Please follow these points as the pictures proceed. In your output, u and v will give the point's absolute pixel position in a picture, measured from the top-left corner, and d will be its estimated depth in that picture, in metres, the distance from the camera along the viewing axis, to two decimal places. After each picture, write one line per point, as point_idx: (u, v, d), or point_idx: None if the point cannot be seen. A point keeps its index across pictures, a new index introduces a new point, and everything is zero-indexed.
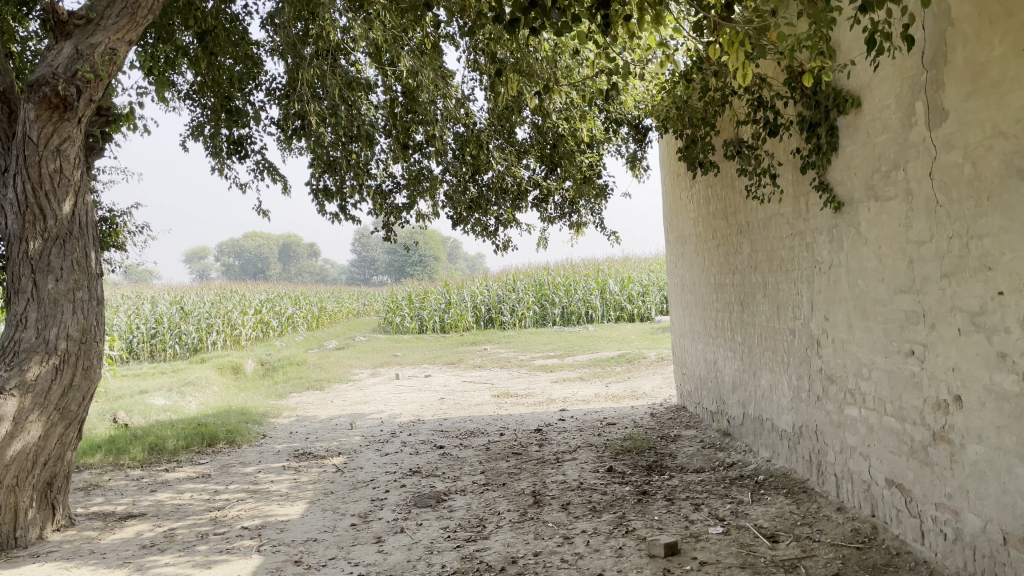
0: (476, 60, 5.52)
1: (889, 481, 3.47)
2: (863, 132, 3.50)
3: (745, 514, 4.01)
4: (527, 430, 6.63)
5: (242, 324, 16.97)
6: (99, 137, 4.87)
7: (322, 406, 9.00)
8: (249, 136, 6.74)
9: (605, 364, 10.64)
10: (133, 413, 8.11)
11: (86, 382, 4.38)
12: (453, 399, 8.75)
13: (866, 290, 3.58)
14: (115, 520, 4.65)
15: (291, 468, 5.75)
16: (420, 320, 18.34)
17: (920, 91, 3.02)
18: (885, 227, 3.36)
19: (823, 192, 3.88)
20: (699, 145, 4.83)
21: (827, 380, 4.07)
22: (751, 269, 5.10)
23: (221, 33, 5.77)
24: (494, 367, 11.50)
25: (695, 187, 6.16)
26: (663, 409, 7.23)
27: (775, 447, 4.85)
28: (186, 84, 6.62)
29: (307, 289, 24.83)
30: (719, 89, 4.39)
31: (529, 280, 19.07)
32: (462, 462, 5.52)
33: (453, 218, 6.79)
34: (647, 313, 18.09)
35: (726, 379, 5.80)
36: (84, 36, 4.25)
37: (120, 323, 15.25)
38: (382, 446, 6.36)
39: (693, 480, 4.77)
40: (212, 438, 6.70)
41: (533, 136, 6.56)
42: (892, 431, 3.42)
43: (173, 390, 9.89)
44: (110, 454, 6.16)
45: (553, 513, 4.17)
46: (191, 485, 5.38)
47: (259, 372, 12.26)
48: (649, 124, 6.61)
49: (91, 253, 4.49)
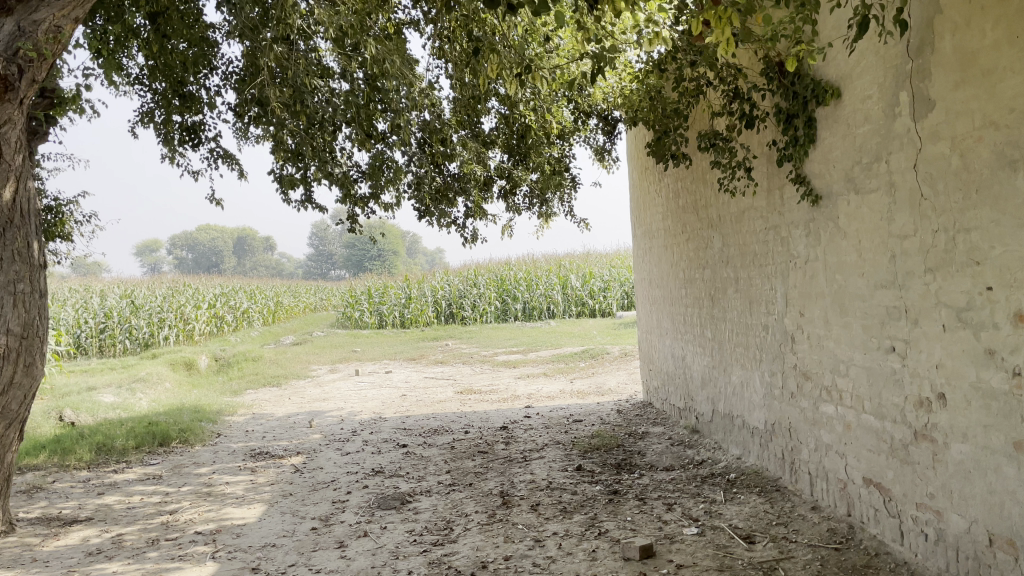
0: (442, 48, 5.36)
1: (866, 481, 3.41)
2: (843, 124, 3.42)
3: (719, 514, 3.93)
4: (493, 427, 6.50)
5: (195, 319, 16.54)
6: (43, 120, 4.61)
7: (280, 404, 8.75)
8: (203, 123, 6.49)
9: (568, 360, 10.55)
10: (80, 410, 7.78)
11: (29, 379, 4.14)
12: (415, 396, 8.58)
13: (844, 285, 3.50)
14: (59, 526, 4.39)
15: (248, 468, 5.53)
16: (380, 315, 18.06)
17: (904, 80, 2.95)
18: (865, 221, 3.29)
19: (800, 185, 3.80)
20: (670, 137, 4.75)
21: (801, 376, 4.00)
22: (721, 263, 5.03)
23: (174, 14, 5.52)
24: (456, 363, 11.34)
25: (664, 181, 6.08)
26: (629, 405, 7.15)
27: (745, 445, 4.78)
28: (138, 68, 6.34)
29: (263, 284, 24.36)
30: (693, 79, 4.31)
31: (490, 275, 18.93)
32: (427, 462, 5.36)
33: (418, 210, 6.63)
34: (609, 308, 18.08)
35: (695, 376, 5.73)
36: (26, 12, 3.94)
37: (68, 317, 14.74)
38: (343, 445, 6.17)
39: (663, 479, 4.67)
40: (164, 437, 6.45)
41: (500, 126, 6.43)
42: (870, 428, 3.35)
43: (123, 387, 9.55)
44: (56, 454, 5.87)
45: (523, 514, 4.04)
46: (141, 487, 5.14)
47: (213, 369, 11.93)
48: (618, 116, 6.52)
49: (33, 244, 4.26)
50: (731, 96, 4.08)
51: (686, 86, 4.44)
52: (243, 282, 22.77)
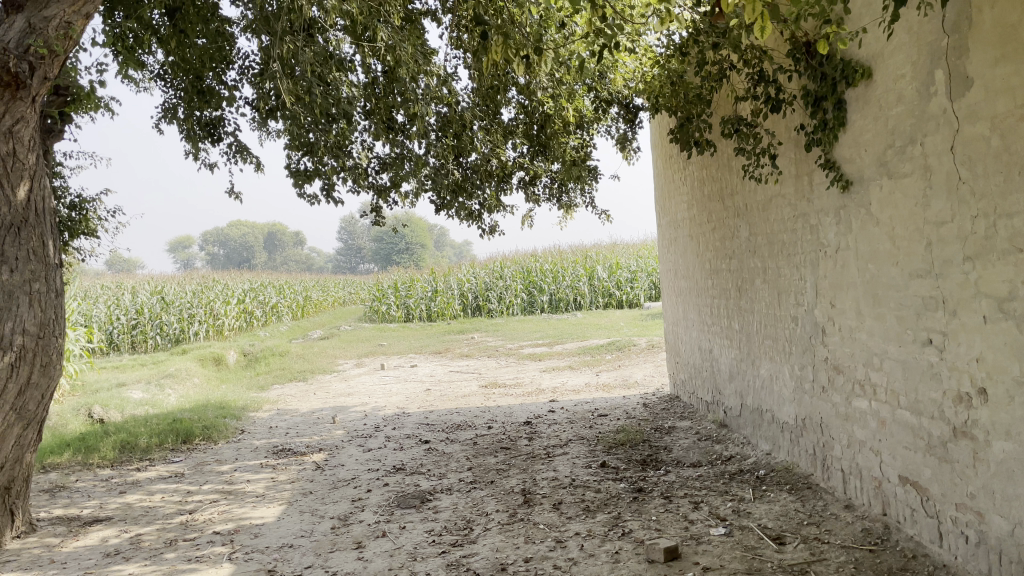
0: (460, 38, 5.28)
1: (902, 479, 3.25)
2: (874, 105, 3.25)
3: (747, 513, 3.79)
4: (516, 422, 6.40)
5: (224, 314, 16.64)
6: (58, 118, 4.58)
7: (305, 399, 8.73)
8: (222, 118, 6.45)
9: (594, 352, 10.42)
10: (109, 407, 7.81)
11: (46, 379, 4.10)
12: (439, 390, 8.51)
13: (877, 275, 3.34)
14: (79, 526, 4.37)
15: (269, 466, 5.49)
16: (406, 308, 18.04)
17: (939, 58, 2.78)
18: (899, 206, 3.13)
19: (830, 170, 3.64)
20: (693, 123, 4.58)
21: (833, 370, 3.84)
22: (749, 252, 4.87)
23: (190, 9, 5.49)
24: (481, 357, 11.26)
25: (689, 169, 5.92)
26: (655, 398, 7.02)
27: (775, 440, 4.63)
28: (158, 64, 6.32)
29: (291, 277, 24.48)
30: (716, 62, 4.15)
31: (517, 266, 18.81)
32: (449, 458, 5.27)
33: (438, 203, 6.55)
34: (637, 299, 17.89)
35: (723, 368, 5.57)
36: (37, 9, 3.89)
37: (100, 314, 14.89)
38: (365, 441, 6.11)
39: (690, 476, 4.54)
40: (188, 434, 6.45)
41: (519, 116, 6.32)
42: (906, 424, 3.20)
43: (151, 384, 9.60)
44: (79, 453, 5.87)
45: (545, 514, 3.93)
46: (163, 486, 5.12)
47: (241, 363, 11.98)
48: (640, 103, 6.36)
49: (48, 242, 4.20)
50: (757, 79, 3.92)
51: (710, 70, 4.28)
52: (273, 277, 22.90)
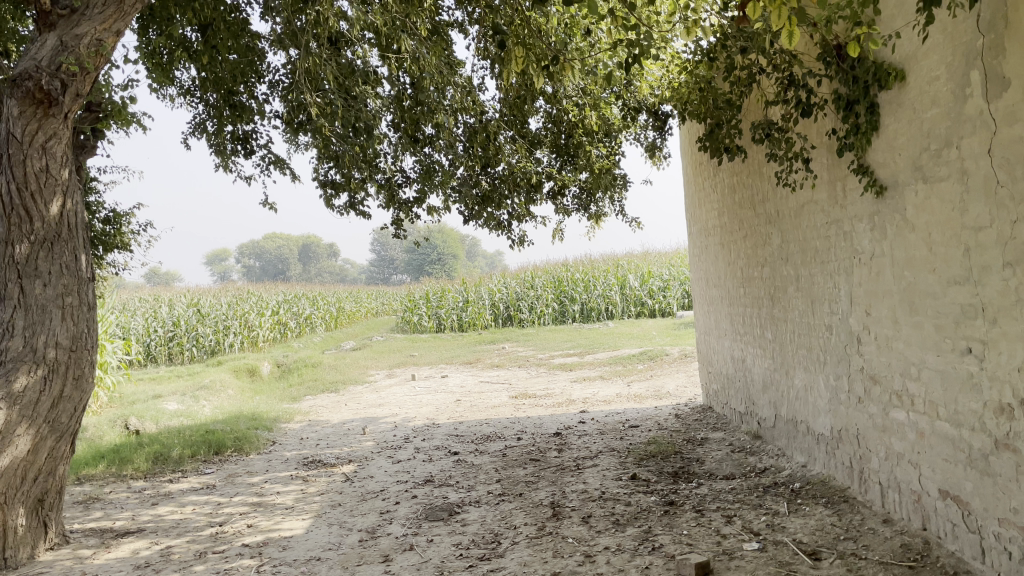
0: (486, 49, 5.29)
1: (942, 492, 3.15)
2: (908, 108, 3.17)
3: (781, 527, 3.70)
4: (546, 433, 6.35)
5: (258, 326, 16.78)
6: (91, 134, 4.65)
7: (336, 410, 8.76)
8: (254, 132, 6.51)
9: (626, 362, 10.33)
10: (144, 418, 7.90)
11: (78, 393, 4.13)
12: (469, 401, 8.49)
13: (914, 283, 3.25)
14: (112, 537, 4.41)
15: (299, 478, 5.50)
16: (438, 319, 18.08)
17: (975, 58, 2.70)
18: (935, 212, 3.04)
19: (863, 176, 3.55)
20: (722, 130, 4.50)
21: (869, 380, 3.74)
22: (781, 260, 4.77)
23: (220, 25, 5.55)
24: (512, 367, 11.23)
25: (720, 176, 5.83)
26: (687, 409, 6.92)
27: (811, 453, 4.53)
28: (189, 79, 6.39)
29: (324, 289, 24.69)
30: (745, 68, 4.07)
31: (548, 276, 18.76)
32: (478, 470, 5.23)
33: (466, 214, 6.54)
34: (669, 309, 17.74)
35: (756, 379, 5.47)
36: (69, 27, 3.96)
37: (138, 326, 15.11)
38: (395, 452, 6.10)
39: (723, 489, 4.45)
40: (220, 445, 6.49)
41: (547, 125, 6.31)
42: (945, 436, 3.10)
43: (186, 395, 9.70)
44: (114, 464, 5.93)
45: (574, 527, 3.88)
46: (195, 498, 5.15)
47: (275, 374, 12.07)
48: (669, 111, 6.30)
49: (81, 256, 4.24)
50: (787, 84, 3.83)
51: (738, 76, 4.20)
52: (307, 289, 23.10)
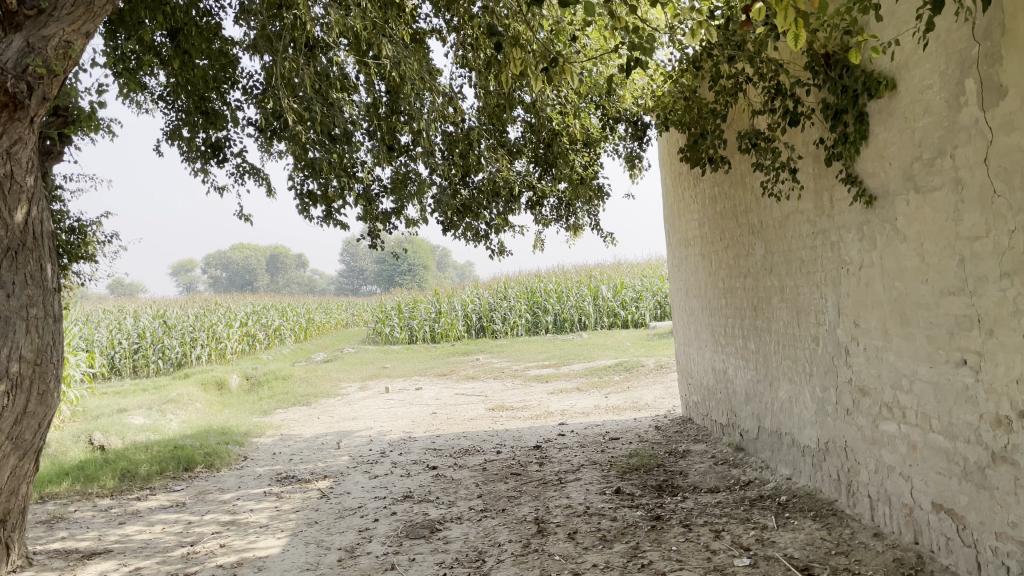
0: (466, 56, 5.22)
1: (936, 506, 3.10)
2: (899, 117, 3.15)
3: (771, 542, 3.64)
4: (525, 446, 6.26)
5: (227, 337, 16.49)
6: (57, 139, 4.50)
7: (309, 423, 8.58)
8: (227, 140, 6.34)
9: (602, 373, 10.28)
10: (110, 433, 7.67)
11: (43, 408, 3.96)
12: (445, 414, 8.36)
13: (905, 293, 3.22)
14: (77, 559, 4.22)
15: (273, 495, 5.35)
16: (410, 330, 17.90)
17: (970, 66, 2.67)
18: (927, 222, 3.01)
19: (851, 186, 3.52)
20: (706, 140, 4.47)
21: (858, 392, 3.71)
22: (765, 271, 4.74)
23: (193, 29, 5.42)
24: (487, 379, 11.12)
25: (700, 187, 5.82)
26: (667, 421, 6.87)
27: (796, 465, 4.49)
28: (159, 86, 6.23)
29: (294, 300, 24.39)
30: (731, 77, 4.04)
31: (521, 287, 18.70)
32: (458, 485, 5.12)
33: (444, 224, 6.45)
34: (641, 319, 17.76)
35: (739, 390, 5.43)
36: (35, 27, 3.76)
37: (102, 338, 14.78)
38: (371, 467, 5.96)
39: (709, 502, 4.38)
40: (189, 461, 6.30)
41: (526, 134, 6.26)
42: (939, 449, 3.06)
43: (152, 409, 9.45)
44: (78, 482, 5.73)
45: (560, 544, 3.79)
46: (164, 516, 4.98)
47: (244, 388, 11.82)
48: (649, 121, 6.27)
49: (46, 265, 4.08)
50: (774, 94, 3.80)
51: (724, 85, 4.17)
52: (276, 300, 22.80)
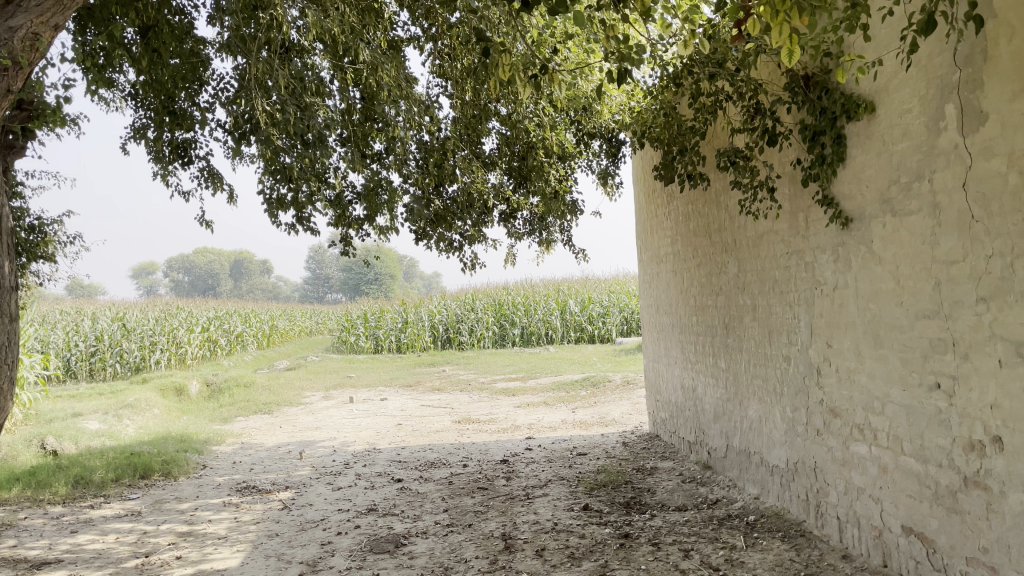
0: (443, 65, 5.18)
1: (906, 529, 3.10)
2: (877, 140, 3.16)
3: (740, 562, 3.61)
4: (492, 460, 6.19)
5: (187, 342, 16.19)
6: (20, 133, 4.36)
7: (270, 433, 8.41)
8: (194, 141, 6.21)
9: (569, 388, 10.24)
10: (63, 438, 7.45)
11: None
12: (410, 426, 8.25)
13: (879, 315, 3.22)
14: (26, 568, 4.04)
15: (233, 505, 5.21)
16: (375, 339, 17.74)
17: (951, 91, 2.69)
18: (903, 244, 3.02)
19: (828, 207, 3.54)
20: (684, 157, 4.47)
21: (829, 414, 3.71)
22: (738, 289, 4.74)
23: (164, 27, 5.31)
24: (454, 391, 11.02)
25: (674, 205, 5.82)
26: (635, 437, 6.85)
27: (764, 484, 4.48)
28: (128, 83, 6.10)
29: (258, 306, 24.05)
30: (711, 94, 4.06)
31: (489, 299, 18.63)
32: (423, 499, 5.04)
33: (416, 233, 6.38)
34: (608, 334, 17.78)
35: (708, 408, 5.42)
36: (2, 18, 3.63)
37: (58, 339, 14.42)
38: (335, 479, 5.85)
39: (678, 521, 4.35)
40: (146, 469, 6.13)
41: (501, 146, 6.22)
42: (910, 472, 3.06)
43: (108, 414, 9.21)
44: (29, 488, 5.54)
45: (527, 561, 3.73)
46: (118, 525, 4.82)
47: (205, 394, 11.58)
48: (624, 137, 6.28)
49: (4, 263, 3.94)
50: (753, 113, 3.82)
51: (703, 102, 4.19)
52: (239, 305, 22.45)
